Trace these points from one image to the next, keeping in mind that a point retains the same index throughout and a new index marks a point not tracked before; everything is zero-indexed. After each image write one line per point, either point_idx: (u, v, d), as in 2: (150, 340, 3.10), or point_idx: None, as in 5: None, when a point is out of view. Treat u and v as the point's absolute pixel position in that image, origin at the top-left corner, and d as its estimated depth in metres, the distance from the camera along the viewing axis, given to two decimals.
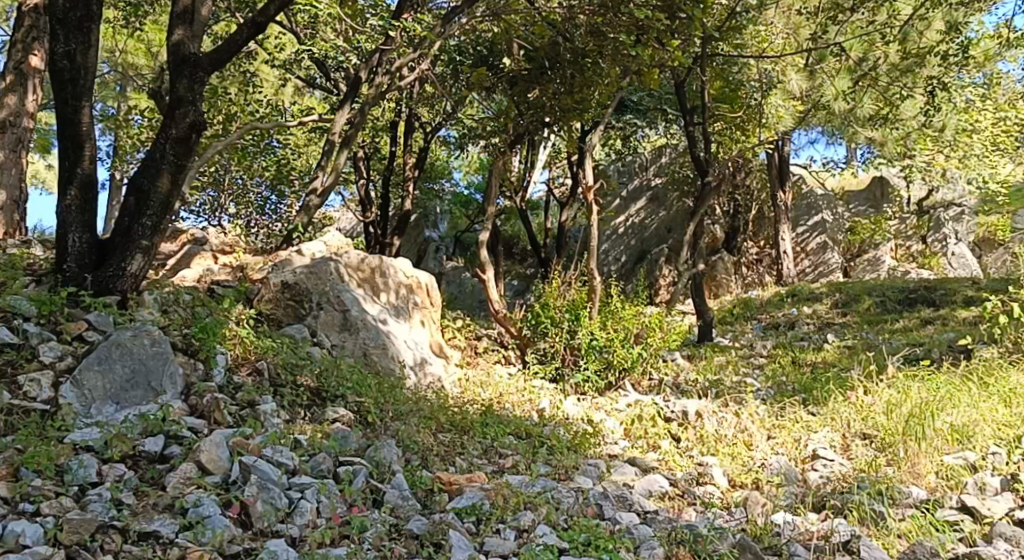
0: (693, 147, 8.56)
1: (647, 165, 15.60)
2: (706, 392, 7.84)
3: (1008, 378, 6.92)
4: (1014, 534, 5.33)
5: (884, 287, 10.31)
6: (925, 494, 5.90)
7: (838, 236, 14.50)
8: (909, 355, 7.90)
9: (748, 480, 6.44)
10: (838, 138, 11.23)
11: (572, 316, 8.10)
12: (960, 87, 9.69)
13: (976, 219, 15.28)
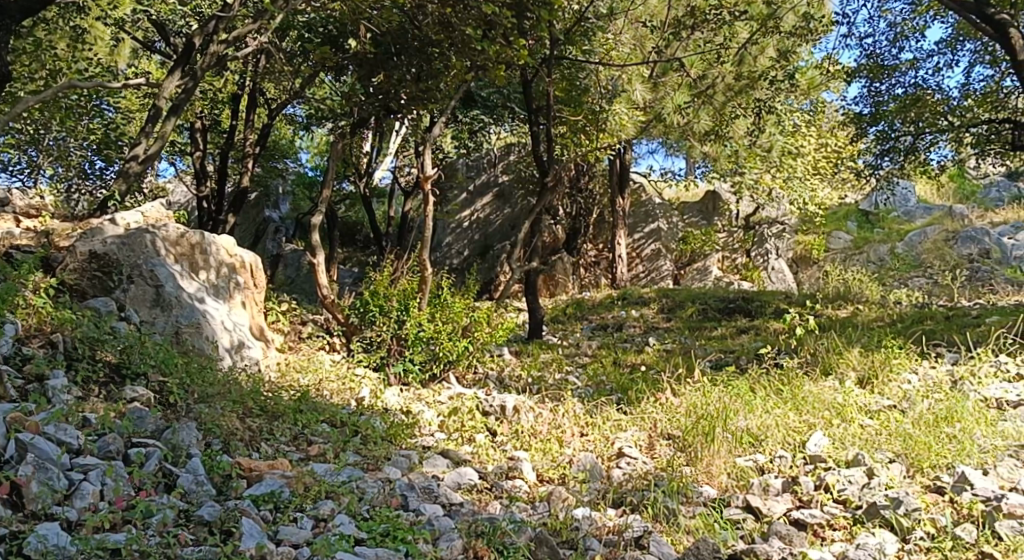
0: (536, 147, 8.64)
1: (495, 162, 15.81)
2: (528, 388, 7.96)
3: (802, 387, 7.34)
4: (789, 532, 5.64)
5: (706, 296, 10.78)
6: (715, 493, 6.20)
7: (670, 245, 15.20)
8: (717, 361, 8.25)
9: (555, 475, 6.59)
10: (676, 149, 11.60)
11: (402, 307, 8.02)
12: (790, 111, 10.11)
13: (795, 237, 16.24)
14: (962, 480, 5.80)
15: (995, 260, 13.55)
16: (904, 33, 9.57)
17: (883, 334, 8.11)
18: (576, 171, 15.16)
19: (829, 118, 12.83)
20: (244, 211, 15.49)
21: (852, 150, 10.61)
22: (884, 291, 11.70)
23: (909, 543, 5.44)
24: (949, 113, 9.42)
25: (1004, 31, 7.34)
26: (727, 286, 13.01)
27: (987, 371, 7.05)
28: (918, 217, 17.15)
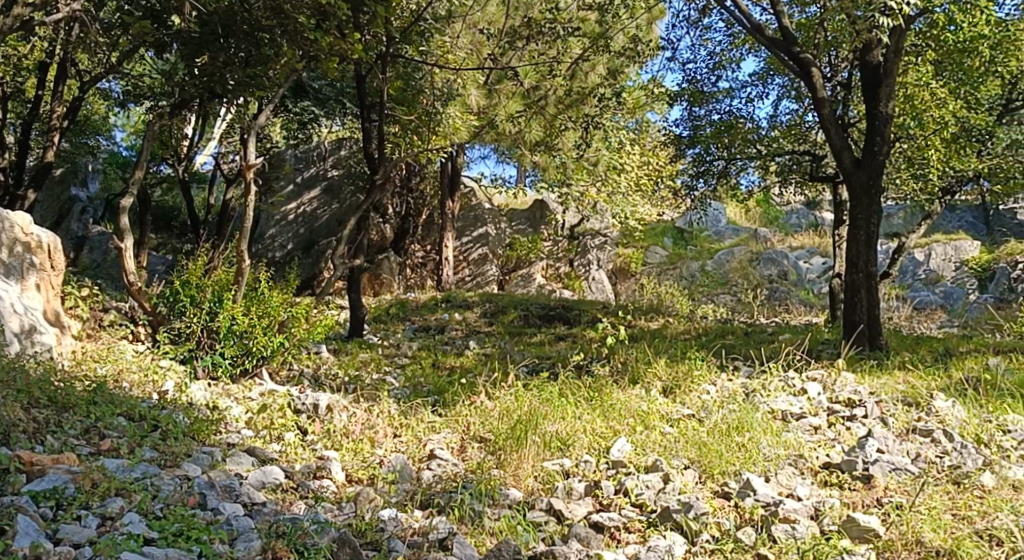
0: (368, 144, 8.56)
1: (325, 155, 15.68)
2: (344, 387, 7.86)
3: (611, 394, 7.63)
4: (587, 534, 5.82)
5: (528, 302, 11.07)
6: (521, 495, 6.34)
7: (496, 250, 15.41)
8: (532, 366, 8.45)
9: (364, 475, 6.53)
10: (509, 157, 11.82)
11: (215, 299, 7.71)
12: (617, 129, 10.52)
13: (615, 250, 16.81)
14: (747, 486, 6.16)
15: (792, 281, 15.09)
16: (721, 62, 10.09)
17: (688, 347, 8.56)
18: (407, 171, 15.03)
19: (654, 138, 13.46)
20: (49, 187, 14.44)
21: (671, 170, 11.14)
22: (692, 307, 12.38)
23: (696, 545, 5.74)
24: (758, 141, 10.06)
25: (806, 70, 7.87)
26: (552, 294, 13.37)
27: (776, 385, 7.51)
28: (726, 237, 18.24)
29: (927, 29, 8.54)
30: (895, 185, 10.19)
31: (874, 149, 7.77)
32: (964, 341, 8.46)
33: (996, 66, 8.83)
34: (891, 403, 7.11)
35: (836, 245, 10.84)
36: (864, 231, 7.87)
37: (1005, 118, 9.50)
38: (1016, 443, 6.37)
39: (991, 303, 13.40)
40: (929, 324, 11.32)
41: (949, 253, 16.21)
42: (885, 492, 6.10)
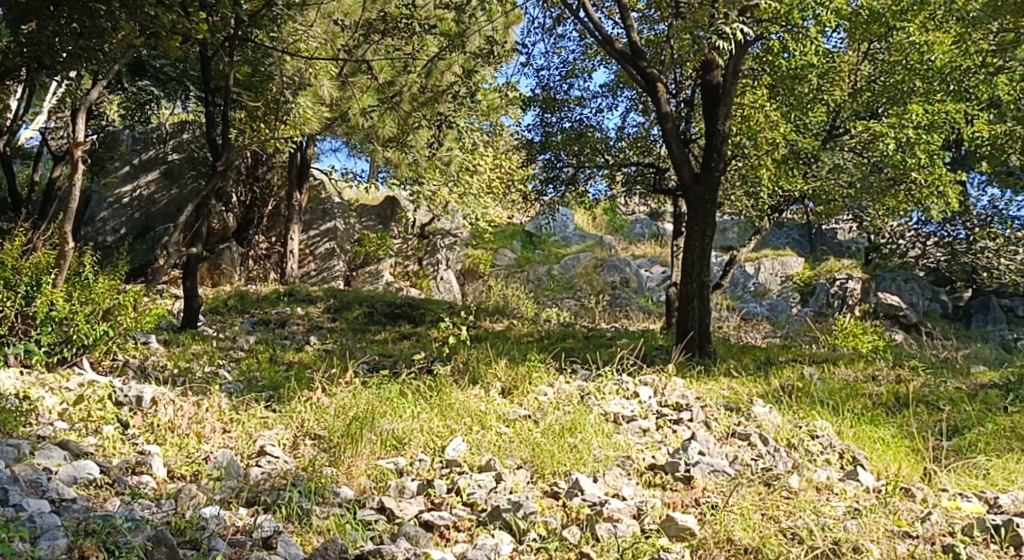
0: (212, 130, 8.28)
1: (166, 138, 15.17)
2: (172, 380, 7.57)
3: (450, 394, 7.63)
4: (416, 533, 5.77)
5: (374, 299, 11.07)
6: (352, 493, 6.24)
7: (344, 245, 15.27)
8: (373, 364, 8.37)
9: (187, 472, 6.27)
10: (361, 150, 11.71)
11: (32, 284, 7.17)
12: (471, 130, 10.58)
13: (465, 251, 16.86)
14: (575, 486, 6.28)
15: (633, 288, 15.54)
16: (574, 72, 10.45)
17: (530, 349, 8.71)
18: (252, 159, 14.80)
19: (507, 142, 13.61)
20: None
21: (523, 175, 11.31)
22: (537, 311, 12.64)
23: (523, 544, 5.82)
24: (607, 151, 10.39)
25: (652, 84, 8.17)
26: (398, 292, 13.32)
27: (610, 388, 7.72)
28: (573, 243, 18.56)
29: (766, 54, 9.27)
30: (728, 203, 10.60)
31: (712, 165, 8.13)
32: (784, 351, 8.98)
33: (822, 94, 9.62)
34: (714, 408, 7.43)
35: (676, 256, 11.33)
36: (699, 243, 8.22)
37: (829, 143, 10.06)
38: (823, 449, 6.75)
39: (812, 317, 14.27)
40: (755, 333, 11.90)
41: (776, 268, 17.16)
42: (703, 493, 6.32)
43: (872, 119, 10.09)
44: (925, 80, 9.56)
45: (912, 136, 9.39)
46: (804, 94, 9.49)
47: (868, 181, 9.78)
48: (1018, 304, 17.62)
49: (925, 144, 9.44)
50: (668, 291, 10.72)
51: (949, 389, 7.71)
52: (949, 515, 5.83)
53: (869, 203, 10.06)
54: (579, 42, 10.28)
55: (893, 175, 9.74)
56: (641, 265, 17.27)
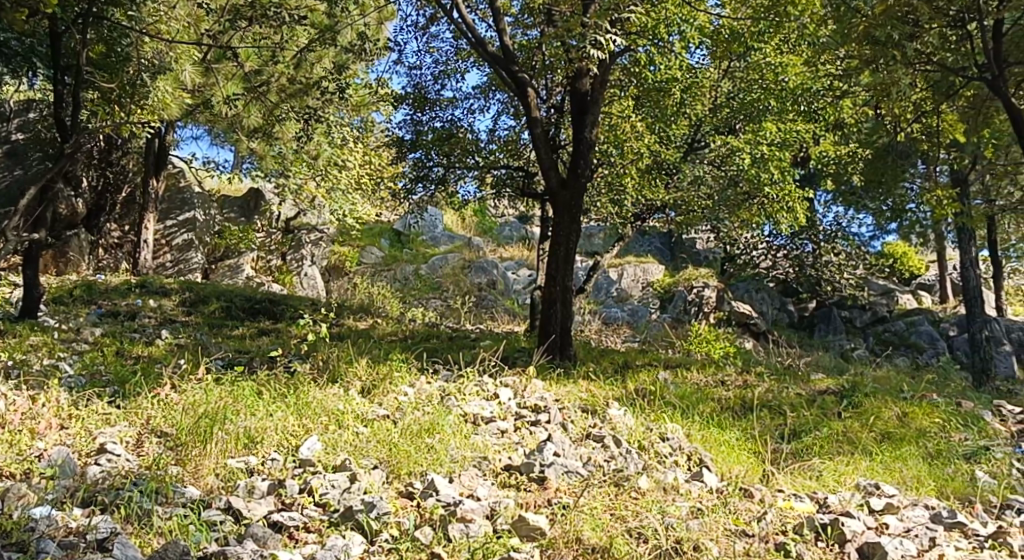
0: (61, 110, 7.86)
1: (10, 116, 14.44)
2: (6, 373, 7.15)
3: (307, 392, 7.44)
4: (264, 534, 5.62)
5: (233, 293, 10.84)
6: (199, 493, 6.01)
7: (204, 237, 14.88)
8: (227, 360, 8.14)
9: (18, 470, 5.92)
10: (223, 140, 11.38)
11: None
12: (340, 124, 10.40)
13: (332, 248, 16.54)
14: (430, 486, 6.25)
15: (499, 291, 15.64)
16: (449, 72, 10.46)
17: (392, 348, 8.65)
18: (108, 143, 14.12)
19: (376, 138, 13.48)
20: None
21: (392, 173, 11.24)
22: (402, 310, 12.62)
23: (374, 545, 5.75)
24: (477, 152, 10.45)
25: (523, 89, 8.25)
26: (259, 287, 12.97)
27: (471, 390, 7.72)
28: (442, 243, 18.37)
29: (631, 65, 9.43)
30: (594, 209, 10.69)
31: (578, 171, 8.29)
32: (641, 356, 9.25)
33: (685, 107, 9.90)
34: (571, 409, 7.55)
35: (542, 259, 11.54)
36: (564, 247, 8.36)
37: (690, 156, 10.49)
38: (672, 451, 6.95)
39: (670, 323, 14.77)
40: (616, 337, 12.20)
41: (638, 275, 17.56)
42: (555, 494, 6.39)
43: (730, 134, 10.42)
44: (779, 99, 10.08)
45: (766, 152, 10.02)
46: (667, 106, 9.75)
47: (725, 195, 10.21)
48: (856, 316, 18.26)
49: (778, 160, 10.09)
50: (533, 294, 10.89)
51: (790, 395, 8.10)
52: (782, 515, 6.06)
53: (725, 216, 10.49)
54: (453, 43, 10.41)
55: (749, 190, 10.23)
56: (509, 267, 17.50)
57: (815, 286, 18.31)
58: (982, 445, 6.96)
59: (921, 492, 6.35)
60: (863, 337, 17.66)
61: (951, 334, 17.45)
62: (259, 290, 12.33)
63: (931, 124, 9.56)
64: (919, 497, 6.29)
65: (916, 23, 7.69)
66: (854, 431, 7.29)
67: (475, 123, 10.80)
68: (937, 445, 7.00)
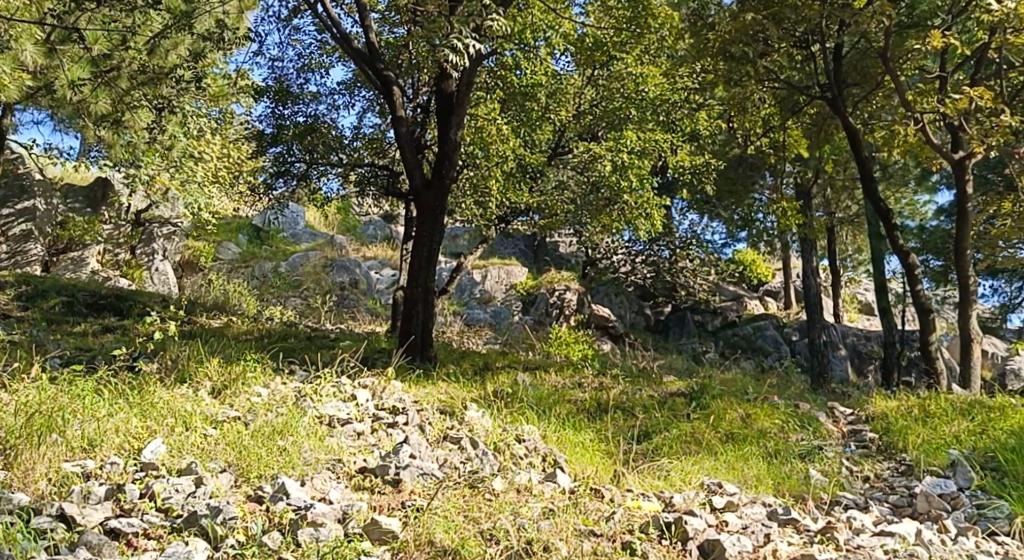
0: None
1: None
2: None
3: (153, 392, 7.10)
4: (98, 542, 5.36)
5: (75, 287, 10.25)
6: (27, 500, 5.64)
7: (44, 228, 13.99)
8: (65, 358, 7.70)
9: None
10: (67, 126, 10.73)
11: None
12: (197, 114, 10.04)
13: (185, 242, 15.98)
14: (280, 490, 6.05)
15: (361, 290, 15.41)
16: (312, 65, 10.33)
17: (247, 348, 8.39)
18: None
19: (235, 131, 13.10)
20: None
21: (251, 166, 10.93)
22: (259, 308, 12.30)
23: (219, 551, 5.54)
24: (341, 149, 10.35)
25: (388, 87, 8.15)
26: (104, 281, 12.28)
27: (328, 391, 7.51)
28: (302, 241, 18.15)
29: (498, 68, 9.74)
30: (459, 211, 10.61)
31: (443, 172, 8.27)
32: (501, 357, 9.33)
33: (550, 113, 10.21)
34: (430, 411, 7.49)
35: (406, 258, 11.49)
36: (427, 248, 8.35)
37: (554, 161, 10.66)
38: (527, 452, 7.00)
39: (531, 325, 15.01)
40: (477, 339, 12.24)
41: (501, 276, 17.61)
42: (409, 496, 6.32)
43: (592, 141, 10.70)
44: (639, 109, 10.38)
45: (626, 160, 10.19)
46: (532, 110, 9.95)
47: (587, 200, 10.42)
48: (707, 319, 19.02)
49: (637, 168, 10.27)
50: (396, 294, 10.80)
51: (642, 397, 8.35)
52: (630, 514, 6.21)
53: (587, 221, 10.69)
54: (316, 38, 10.43)
55: (609, 196, 10.38)
56: (371, 266, 17.29)
57: (671, 290, 19.17)
58: (816, 446, 7.33)
59: (760, 489, 6.64)
60: (712, 340, 18.37)
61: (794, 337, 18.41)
62: (105, 284, 11.70)
63: (776, 139, 10.25)
64: (758, 495, 6.58)
65: (767, 41, 8.10)
66: (700, 432, 7.58)
67: (339, 120, 10.60)
68: (776, 445, 7.34)
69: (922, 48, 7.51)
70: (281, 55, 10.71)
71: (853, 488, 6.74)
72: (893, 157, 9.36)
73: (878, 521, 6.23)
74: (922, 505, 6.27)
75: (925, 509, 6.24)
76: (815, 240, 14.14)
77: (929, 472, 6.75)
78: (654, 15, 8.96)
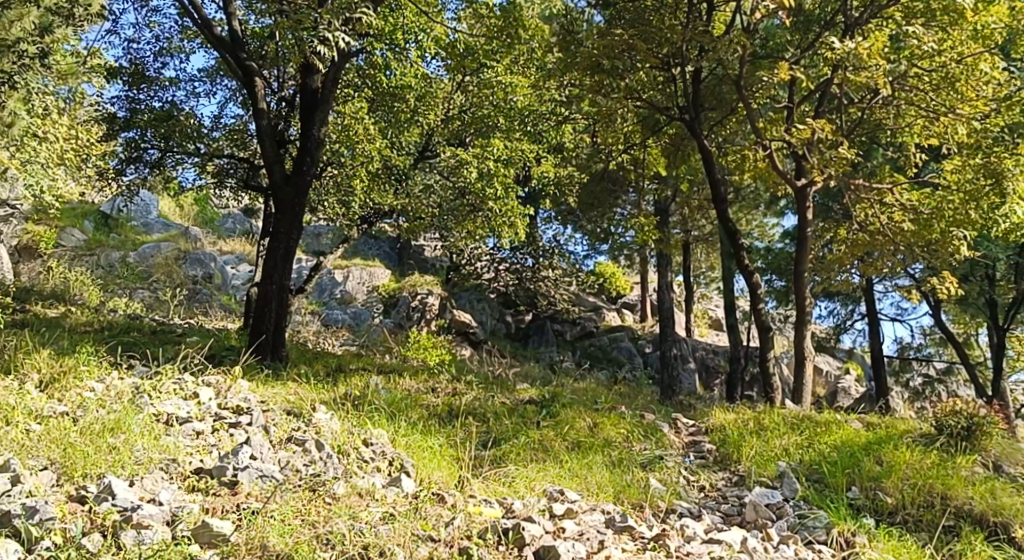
0: None
1: None
2: None
3: None
4: None
5: None
6: None
7: None
8: None
9: None
10: None
11: None
12: (44, 92, 9.70)
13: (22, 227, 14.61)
14: (105, 490, 5.73)
15: (215, 285, 15.16)
16: (171, 49, 10.29)
17: (83, 341, 8.01)
18: None
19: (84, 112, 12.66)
20: None
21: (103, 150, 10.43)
22: (103, 298, 11.80)
23: (32, 553, 5.26)
24: (198, 138, 10.14)
25: (251, 78, 8.14)
26: None
27: (168, 388, 7.21)
28: (154, 231, 17.55)
29: (367, 68, 9.79)
30: (322, 209, 10.90)
31: (304, 168, 8.33)
32: (355, 360, 9.24)
33: (418, 116, 10.38)
34: (275, 412, 7.30)
35: (263, 257, 11.31)
36: (284, 244, 8.33)
37: (420, 164, 10.70)
38: (373, 456, 6.89)
39: (390, 328, 14.91)
40: (333, 340, 12.08)
41: (363, 278, 17.37)
42: (246, 498, 6.08)
43: (459, 146, 10.92)
44: (507, 118, 10.66)
45: (491, 167, 10.26)
46: (400, 111, 10.10)
47: (453, 205, 10.48)
48: (566, 329, 19.51)
49: (502, 176, 10.38)
50: (250, 292, 10.55)
51: (494, 404, 8.40)
52: (469, 519, 6.14)
53: (452, 226, 10.75)
54: (176, 22, 10.32)
55: (474, 202, 10.49)
56: (228, 261, 17.18)
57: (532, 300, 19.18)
58: (657, 455, 7.55)
59: (600, 497, 6.77)
60: (570, 350, 18.90)
61: (647, 349, 19.23)
62: None
63: (637, 157, 10.52)
64: (598, 503, 6.69)
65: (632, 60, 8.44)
66: (548, 439, 7.67)
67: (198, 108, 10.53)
68: (620, 454, 7.51)
69: (771, 79, 7.90)
70: (138, 37, 10.58)
71: (689, 497, 6.97)
72: (745, 180, 9.81)
73: (709, 528, 6.41)
74: (750, 514, 6.53)
75: (753, 518, 6.50)
76: (671, 256, 14.62)
77: (759, 482, 7.05)
78: (526, 26, 8.91)
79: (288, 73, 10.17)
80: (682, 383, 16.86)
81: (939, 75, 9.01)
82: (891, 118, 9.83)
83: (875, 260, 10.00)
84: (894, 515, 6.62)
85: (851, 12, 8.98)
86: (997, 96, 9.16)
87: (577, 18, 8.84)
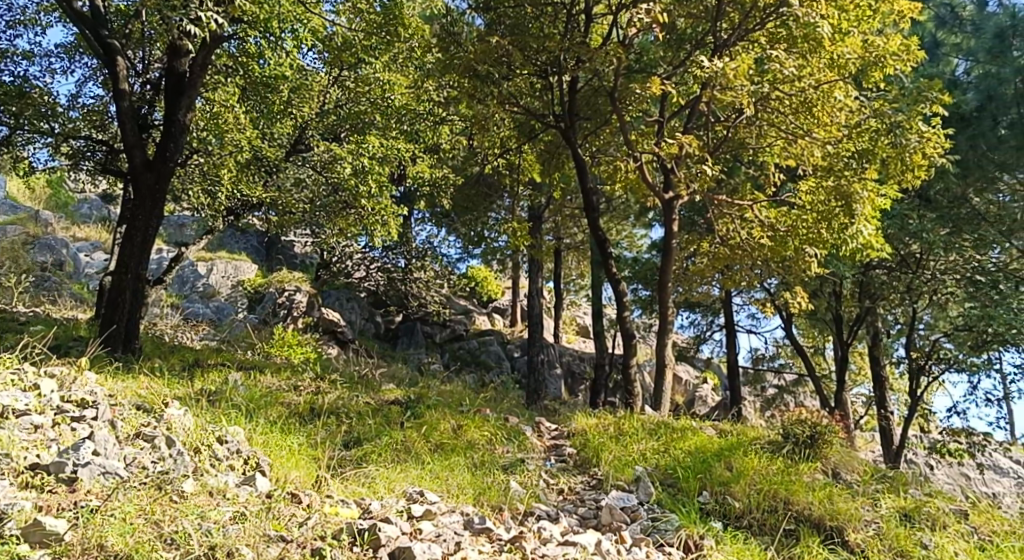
0: None
1: None
2: None
3: None
4: None
5: None
6: None
7: None
8: None
9: None
10: None
11: None
12: None
13: None
14: None
15: (66, 272, 14.49)
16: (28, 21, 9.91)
17: None
18: None
19: None
20: None
21: None
22: None
23: None
24: (53, 117, 9.74)
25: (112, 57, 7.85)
26: None
27: (5, 379, 6.75)
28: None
29: (240, 55, 9.47)
30: (186, 197, 10.58)
31: (166, 154, 8.07)
32: (214, 354, 8.95)
33: (292, 108, 10.44)
34: (124, 406, 6.95)
35: (119, 244, 10.86)
36: (142, 233, 8.07)
37: (292, 157, 10.68)
38: (228, 454, 6.61)
39: (253, 323, 14.52)
40: (192, 333, 11.68)
41: (228, 272, 17.22)
42: (84, 496, 5.75)
43: (334, 142, 10.86)
44: (384, 115, 10.74)
45: (365, 164, 10.20)
46: (273, 102, 10.15)
47: (326, 200, 10.54)
48: (436, 331, 19.49)
49: (377, 174, 10.30)
50: (104, 279, 10.14)
51: (358, 403, 8.30)
52: (324, 519, 6.00)
53: (324, 222, 10.78)
54: None
55: (346, 199, 10.49)
56: (81, 248, 16.32)
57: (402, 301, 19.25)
58: (518, 458, 7.62)
59: (460, 499, 6.72)
60: (439, 353, 18.91)
61: (516, 354, 19.51)
62: None
63: (512, 162, 10.65)
64: (458, 505, 6.64)
65: (510, 68, 8.62)
66: (411, 440, 7.62)
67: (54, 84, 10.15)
68: (481, 456, 7.53)
69: (645, 92, 8.13)
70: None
71: (547, 500, 7.01)
72: (617, 191, 10.05)
73: (565, 531, 6.48)
74: (606, 517, 6.64)
75: (608, 521, 6.62)
76: (543, 262, 14.83)
77: (615, 486, 7.20)
78: (406, 23, 9.37)
79: (154, 55, 9.89)
80: (548, 389, 17.19)
81: (798, 100, 9.46)
82: (753, 138, 10.29)
83: (734, 274, 10.42)
84: (740, 518, 6.91)
85: (721, 32, 9.38)
86: (849, 122, 9.71)
87: (458, 19, 8.85)
